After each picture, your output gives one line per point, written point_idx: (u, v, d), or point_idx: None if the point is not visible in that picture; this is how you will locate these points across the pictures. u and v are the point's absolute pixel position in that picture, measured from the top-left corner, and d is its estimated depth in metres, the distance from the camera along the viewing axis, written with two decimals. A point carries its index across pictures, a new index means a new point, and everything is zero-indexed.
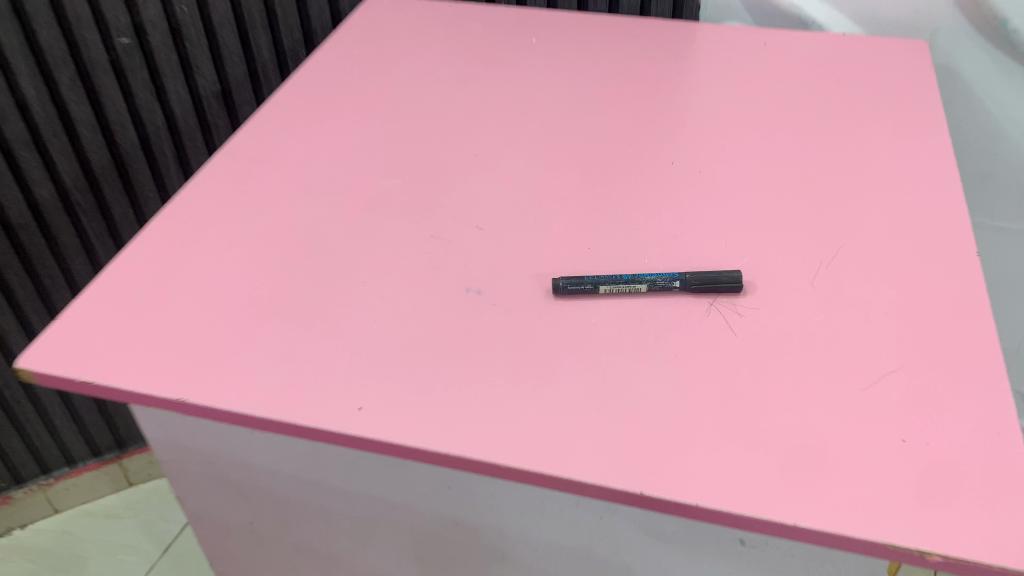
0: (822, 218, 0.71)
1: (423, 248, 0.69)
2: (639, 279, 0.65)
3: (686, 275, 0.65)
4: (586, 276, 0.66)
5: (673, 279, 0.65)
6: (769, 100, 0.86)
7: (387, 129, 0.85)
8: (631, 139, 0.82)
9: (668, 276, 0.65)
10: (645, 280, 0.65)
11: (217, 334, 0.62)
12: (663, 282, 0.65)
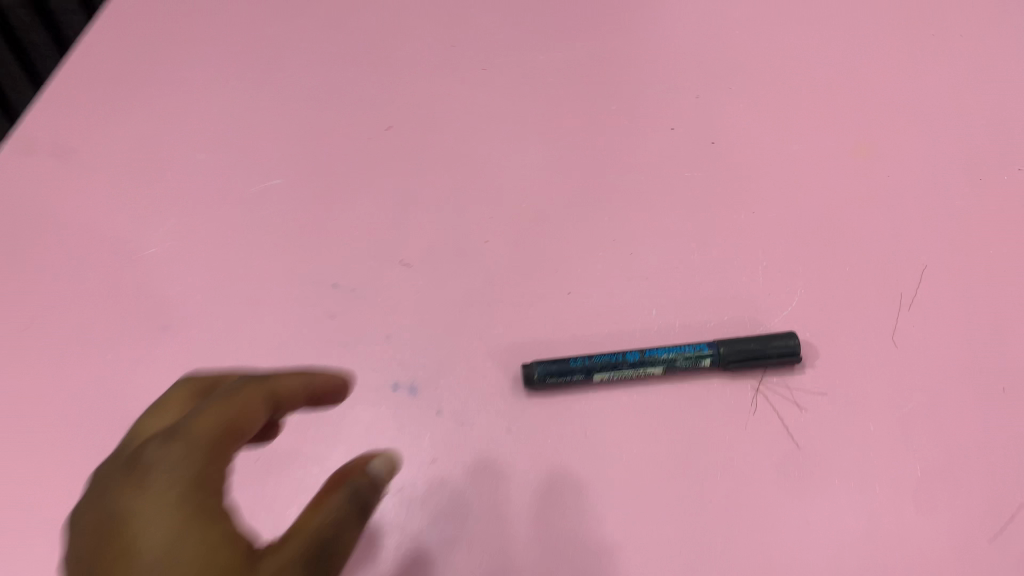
0: (894, 215, 0.49)
1: (322, 314, 0.47)
2: (655, 359, 0.43)
3: (720, 348, 0.43)
4: (574, 356, 0.44)
5: (706, 358, 0.43)
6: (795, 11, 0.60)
7: (252, 80, 0.57)
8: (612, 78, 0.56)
9: (695, 351, 0.43)
10: (664, 360, 0.43)
11: (9, 502, 0.41)
12: (690, 362, 0.43)
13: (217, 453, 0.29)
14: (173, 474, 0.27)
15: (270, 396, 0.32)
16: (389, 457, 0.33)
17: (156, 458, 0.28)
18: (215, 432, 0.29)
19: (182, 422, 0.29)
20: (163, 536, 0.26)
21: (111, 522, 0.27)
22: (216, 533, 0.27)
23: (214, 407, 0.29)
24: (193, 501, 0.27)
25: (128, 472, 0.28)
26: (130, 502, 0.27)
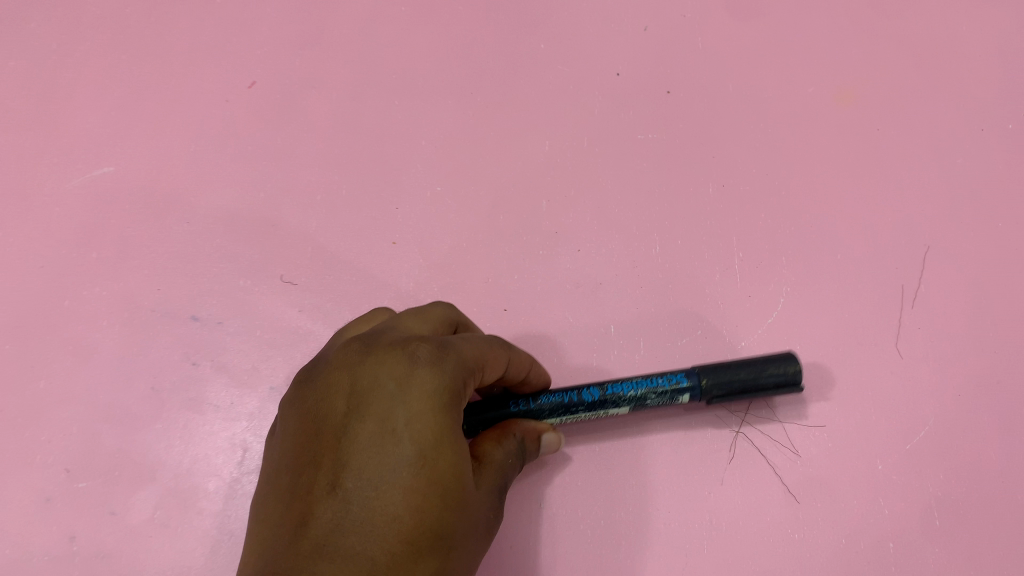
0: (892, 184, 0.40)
1: (180, 358, 0.36)
2: (617, 398, 0.33)
3: (700, 381, 0.33)
4: (513, 400, 0.33)
5: (683, 393, 0.34)
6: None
7: (65, 26, 0.43)
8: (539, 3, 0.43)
9: (669, 388, 0.33)
10: (630, 399, 0.34)
11: None
12: (663, 398, 0.34)
13: (459, 393, 0.26)
14: (426, 405, 0.25)
15: (499, 362, 0.30)
16: (554, 435, 0.32)
17: (421, 382, 0.26)
18: (459, 375, 0.27)
19: (431, 350, 0.27)
20: (403, 479, 0.24)
21: (361, 389, 0.26)
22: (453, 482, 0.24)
23: (463, 356, 0.28)
24: (435, 445, 0.24)
25: (376, 391, 0.25)
26: (378, 421, 0.25)
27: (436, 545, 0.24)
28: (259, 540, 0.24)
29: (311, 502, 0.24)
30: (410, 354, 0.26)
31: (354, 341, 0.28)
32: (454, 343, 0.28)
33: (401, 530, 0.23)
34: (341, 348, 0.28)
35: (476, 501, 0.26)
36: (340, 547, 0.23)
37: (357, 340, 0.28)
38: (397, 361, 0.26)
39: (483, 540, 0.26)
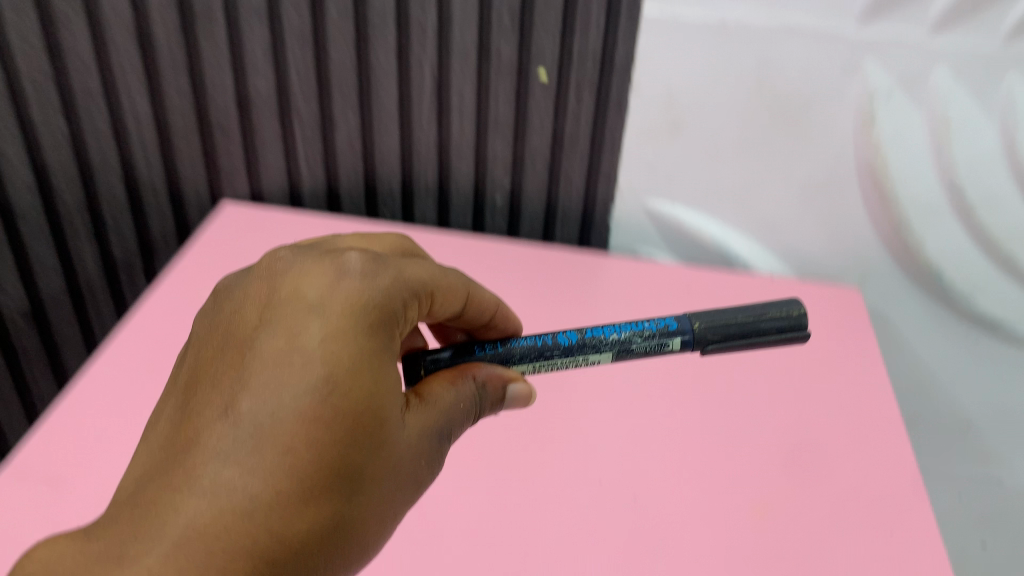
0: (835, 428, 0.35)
1: None
2: (596, 339, 0.29)
3: (694, 326, 0.30)
4: (479, 344, 0.30)
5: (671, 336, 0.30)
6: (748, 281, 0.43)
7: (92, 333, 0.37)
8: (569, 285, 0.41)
9: (652, 335, 0.30)
10: (610, 341, 0.30)
11: None
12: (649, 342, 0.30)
13: (392, 314, 0.24)
14: (338, 324, 0.22)
15: (455, 292, 0.28)
16: (526, 389, 0.28)
17: (337, 297, 0.23)
18: (385, 292, 0.24)
19: (356, 265, 0.24)
20: (302, 398, 0.21)
21: (274, 304, 0.23)
22: (358, 411, 0.21)
23: (399, 272, 0.25)
24: (353, 368, 0.22)
25: (287, 304, 0.23)
26: (287, 338, 0.22)
27: (333, 475, 0.21)
28: (139, 473, 0.21)
29: (199, 428, 0.21)
30: (333, 268, 0.24)
31: (281, 251, 0.25)
32: (385, 259, 0.25)
33: (290, 458, 0.20)
34: (270, 254, 0.25)
35: (392, 435, 0.22)
36: (217, 477, 0.20)
37: (286, 249, 0.25)
38: (319, 273, 0.24)
39: (400, 479, 0.23)
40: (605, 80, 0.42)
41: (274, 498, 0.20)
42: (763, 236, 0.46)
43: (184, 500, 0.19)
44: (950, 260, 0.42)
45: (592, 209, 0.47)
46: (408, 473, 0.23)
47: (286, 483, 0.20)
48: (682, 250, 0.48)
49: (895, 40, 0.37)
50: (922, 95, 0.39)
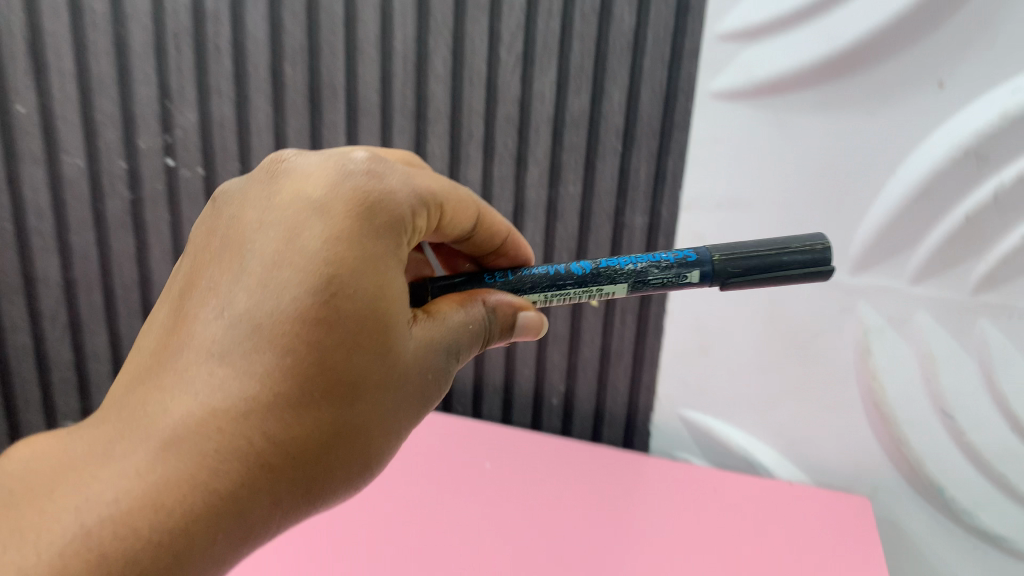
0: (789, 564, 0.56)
1: None
2: (609, 270, 0.47)
3: (712, 262, 0.47)
4: (487, 273, 0.49)
5: (690, 265, 0.47)
6: (742, 490, 0.65)
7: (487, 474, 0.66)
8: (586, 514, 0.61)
9: (675, 274, 0.47)
10: (624, 272, 0.47)
11: None
12: (668, 270, 0.47)
13: (358, 215, 0.38)
14: (332, 214, 0.37)
15: (412, 198, 0.41)
16: (538, 322, 0.45)
17: (328, 188, 0.38)
18: (372, 188, 0.39)
19: (352, 168, 0.39)
20: (296, 295, 0.35)
21: (263, 223, 0.37)
22: (356, 306, 0.36)
23: (380, 179, 0.40)
24: (332, 261, 0.36)
25: (294, 210, 0.37)
26: (283, 230, 0.37)
27: (310, 399, 0.35)
28: (157, 340, 0.37)
29: (202, 321, 0.36)
30: (336, 168, 0.39)
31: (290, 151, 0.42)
32: (377, 168, 0.40)
33: (288, 354, 0.34)
34: (276, 154, 0.42)
35: (403, 341, 0.38)
36: (202, 402, 0.33)
37: (289, 151, 0.42)
38: (316, 168, 0.39)
39: (407, 389, 0.38)
40: (645, 310, 0.71)
41: (254, 411, 0.34)
42: (785, 449, 0.69)
43: (187, 401, 0.33)
44: (949, 478, 0.61)
45: (636, 418, 0.75)
46: (416, 377, 0.39)
47: (284, 356, 0.34)
48: (709, 452, 0.73)
49: (883, 285, 0.61)
50: (906, 331, 0.61)
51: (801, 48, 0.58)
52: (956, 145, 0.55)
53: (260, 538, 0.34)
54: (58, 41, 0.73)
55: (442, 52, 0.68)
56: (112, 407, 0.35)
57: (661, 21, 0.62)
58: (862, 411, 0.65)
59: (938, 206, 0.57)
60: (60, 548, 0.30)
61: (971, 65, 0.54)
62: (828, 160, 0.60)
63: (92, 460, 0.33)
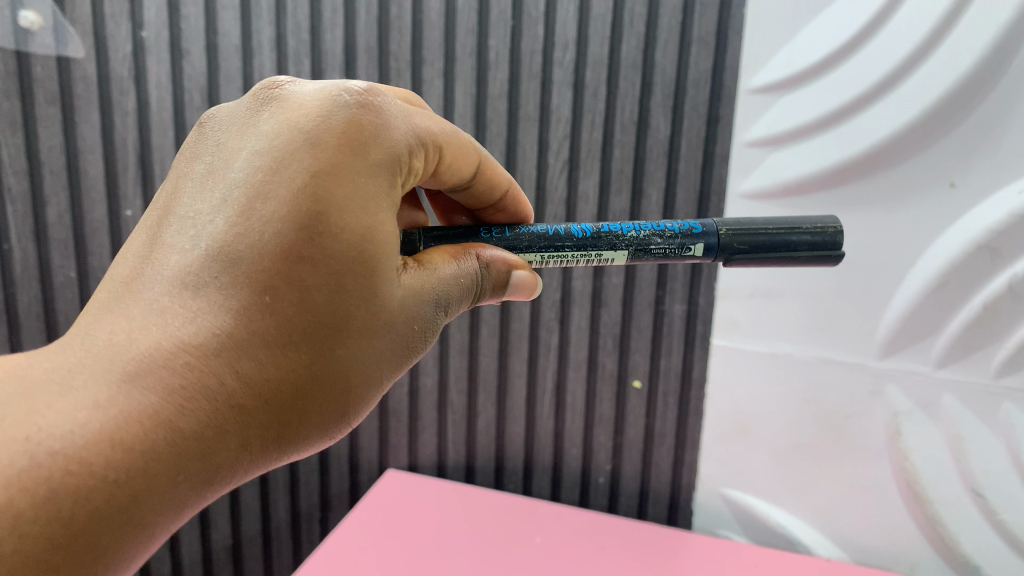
0: None
1: None
2: (611, 235, 0.47)
3: (719, 235, 0.47)
4: (484, 226, 0.48)
5: (696, 237, 0.47)
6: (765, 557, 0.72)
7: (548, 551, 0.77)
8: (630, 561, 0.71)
9: (681, 245, 0.47)
10: (626, 238, 0.47)
11: None
12: (672, 241, 0.47)
13: (347, 151, 0.37)
14: (320, 147, 0.36)
15: (406, 136, 0.40)
16: (530, 279, 0.45)
17: (321, 120, 0.37)
18: (367, 123, 0.38)
19: (348, 99, 0.38)
20: (278, 231, 0.35)
21: (251, 153, 0.37)
22: (340, 248, 0.35)
23: (377, 115, 0.39)
24: (316, 196, 0.35)
25: (283, 139, 0.37)
26: (268, 160, 0.36)
27: (286, 338, 0.35)
28: (137, 260, 0.37)
29: (181, 249, 0.36)
30: (331, 99, 0.38)
31: (285, 79, 0.41)
32: (375, 101, 0.39)
33: (267, 292, 0.34)
34: (269, 82, 0.41)
35: (389, 288, 0.38)
36: (174, 330, 0.34)
37: (284, 80, 0.41)
38: (311, 98, 0.38)
39: (391, 337, 0.39)
40: (686, 394, 0.82)
41: (227, 344, 0.34)
42: (826, 532, 0.78)
43: (158, 329, 0.34)
44: (978, 554, 0.69)
45: (679, 498, 0.85)
46: (400, 325, 0.39)
47: (261, 295, 0.34)
48: (752, 532, 0.82)
49: (908, 370, 0.71)
50: (933, 414, 0.70)
51: (815, 161, 0.71)
52: (971, 242, 0.66)
53: (226, 481, 0.34)
54: (126, 141, 0.82)
55: (498, 157, 0.80)
56: (77, 333, 0.35)
57: (694, 130, 0.76)
58: (894, 490, 0.74)
59: (954, 299, 0.68)
60: (8, 479, 0.28)
61: (979, 170, 0.65)
62: (858, 263, 0.72)
63: (50, 382, 0.32)
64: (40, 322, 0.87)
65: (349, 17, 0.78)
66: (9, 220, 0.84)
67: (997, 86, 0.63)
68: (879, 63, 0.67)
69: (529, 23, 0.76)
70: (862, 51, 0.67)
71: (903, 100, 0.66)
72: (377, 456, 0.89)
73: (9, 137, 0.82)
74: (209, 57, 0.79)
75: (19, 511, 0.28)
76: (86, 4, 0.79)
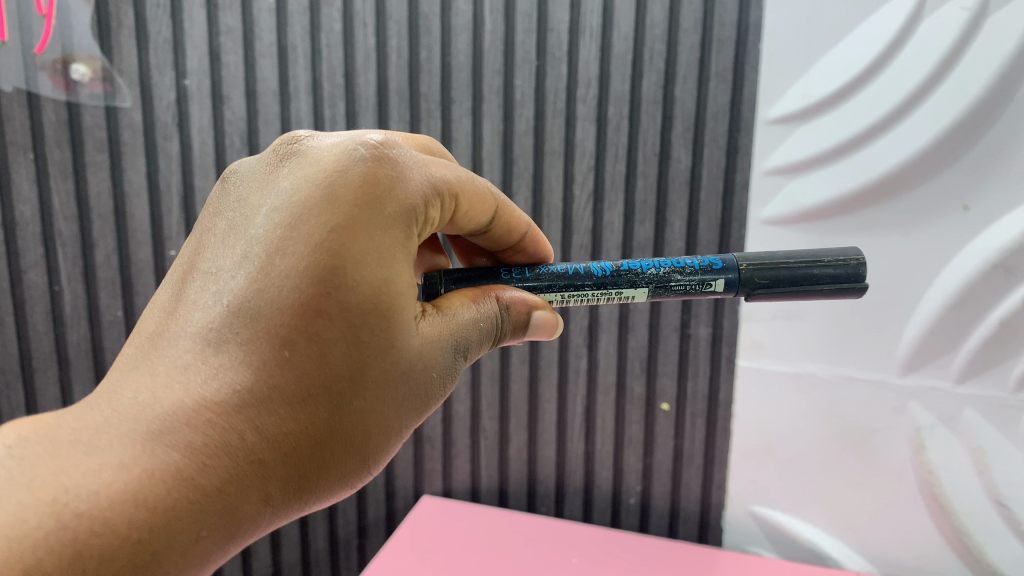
0: None
1: None
2: (631, 273, 0.48)
3: (739, 270, 0.48)
4: (504, 269, 0.49)
5: (716, 274, 0.48)
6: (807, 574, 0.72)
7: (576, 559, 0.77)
8: None
9: (700, 282, 0.48)
10: (646, 276, 0.48)
11: None
12: (692, 277, 0.48)
13: (362, 203, 0.38)
14: (335, 201, 0.37)
15: (421, 186, 0.41)
16: (553, 319, 0.46)
17: (336, 174, 0.38)
18: (383, 175, 0.39)
19: (363, 152, 0.39)
20: (295, 287, 0.36)
21: (270, 210, 0.38)
22: (356, 301, 0.36)
23: (392, 166, 0.40)
24: (331, 251, 0.36)
25: (301, 194, 0.38)
26: (285, 216, 0.37)
27: (302, 391, 0.35)
28: (166, 315, 0.39)
29: (204, 305, 0.37)
30: (346, 153, 0.39)
31: (305, 132, 0.43)
32: (389, 152, 0.40)
33: (286, 347, 0.35)
34: (289, 135, 0.43)
35: (406, 336, 0.39)
36: (197, 385, 0.35)
37: (303, 134, 0.43)
38: (327, 153, 0.40)
39: (410, 386, 0.39)
40: (713, 414, 0.82)
41: (247, 399, 0.35)
42: (853, 546, 0.77)
43: (183, 385, 0.35)
44: (1008, 565, 0.70)
45: (709, 515, 0.84)
46: (419, 372, 0.40)
47: (279, 349, 0.35)
48: (781, 547, 0.81)
49: (929, 386, 0.72)
50: (955, 427, 0.71)
51: (833, 187, 0.72)
52: (985, 260, 0.67)
53: (249, 533, 0.35)
54: (170, 183, 0.84)
55: (525, 191, 0.80)
56: (105, 389, 0.36)
57: (715, 160, 0.76)
58: (919, 503, 0.74)
59: (972, 314, 0.69)
60: (35, 542, 0.30)
61: (988, 191, 0.67)
62: (877, 281, 0.73)
63: (77, 443, 0.33)
64: (89, 360, 0.89)
65: (382, 60, 0.79)
66: (60, 263, 0.87)
67: (1007, 110, 0.65)
68: (893, 91, 0.68)
69: (553, 62, 0.77)
70: (877, 79, 0.69)
71: (917, 127, 0.68)
72: (412, 483, 0.89)
73: (60, 185, 0.85)
74: (249, 102, 0.81)
75: (45, 572, 0.30)
76: (132, 55, 0.81)
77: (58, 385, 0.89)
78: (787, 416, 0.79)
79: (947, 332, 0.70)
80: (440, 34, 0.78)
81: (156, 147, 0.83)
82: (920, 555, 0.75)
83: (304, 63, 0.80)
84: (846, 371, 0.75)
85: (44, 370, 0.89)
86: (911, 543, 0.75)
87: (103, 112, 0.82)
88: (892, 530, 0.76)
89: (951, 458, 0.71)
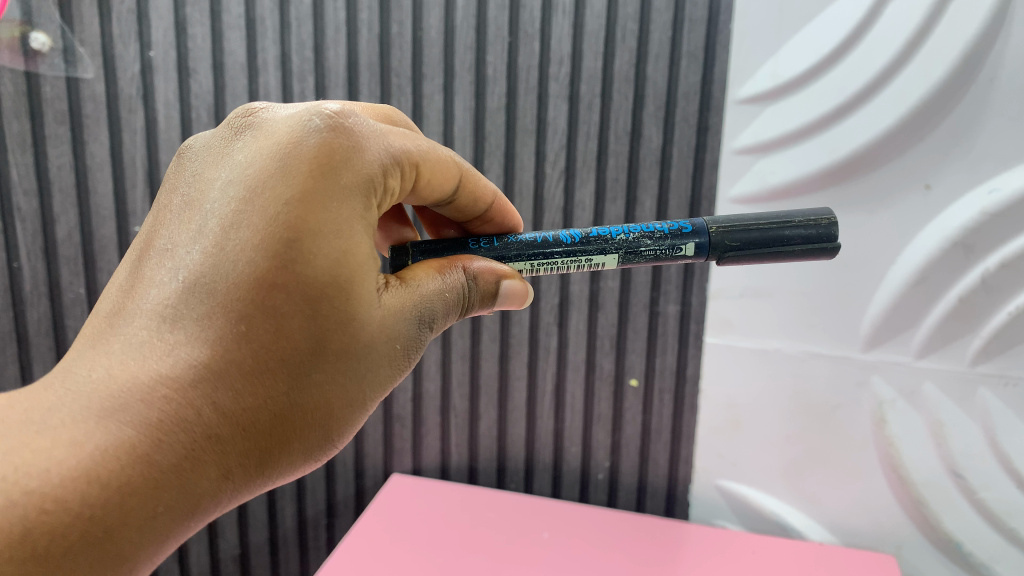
0: None
1: None
2: (600, 240, 0.48)
3: (710, 235, 0.47)
4: (472, 239, 0.49)
5: (686, 237, 0.47)
6: (774, 548, 0.72)
7: None
8: (631, 555, 0.71)
9: (671, 245, 0.48)
10: (616, 241, 0.48)
11: None
12: (662, 242, 0.48)
13: (319, 176, 0.37)
14: (291, 174, 0.36)
15: (381, 158, 0.40)
16: (519, 287, 0.45)
17: (291, 147, 0.37)
18: (339, 146, 0.38)
19: (319, 123, 0.38)
20: (250, 260, 0.35)
21: (228, 187, 0.37)
22: (313, 274, 0.35)
23: (349, 137, 0.38)
24: (286, 226, 0.35)
25: (256, 168, 0.37)
26: (241, 194, 0.36)
27: (258, 368, 0.35)
28: (120, 295, 0.37)
29: (160, 284, 0.36)
30: (302, 124, 0.38)
31: (261, 105, 0.42)
32: (346, 123, 0.39)
33: (243, 322, 0.35)
34: (245, 108, 0.42)
35: (367, 308, 0.38)
36: (152, 365, 0.34)
37: (259, 106, 0.41)
38: (282, 125, 0.38)
39: (372, 359, 0.38)
40: (681, 390, 0.82)
41: (204, 377, 0.34)
42: (817, 518, 0.78)
43: (138, 364, 0.34)
44: (966, 534, 0.71)
45: (676, 489, 0.84)
46: (381, 344, 0.39)
47: (237, 324, 0.34)
48: (746, 520, 0.82)
49: (891, 359, 0.73)
50: (915, 400, 0.72)
51: (800, 165, 0.72)
52: (945, 238, 0.68)
53: (209, 509, 0.34)
54: (133, 158, 0.82)
55: (496, 169, 0.79)
56: (60, 370, 0.35)
57: (684, 140, 0.76)
58: (881, 474, 0.75)
59: (933, 291, 0.69)
60: None
61: (951, 170, 0.67)
62: (842, 260, 0.73)
63: (28, 423, 0.32)
64: (49, 339, 0.87)
65: (352, 34, 0.77)
66: (19, 239, 0.84)
67: (971, 89, 0.65)
68: (862, 70, 0.68)
69: (525, 39, 0.76)
70: (845, 60, 0.69)
71: (882, 107, 0.68)
72: (382, 462, 0.89)
73: (19, 158, 0.82)
74: (216, 75, 0.79)
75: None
76: (94, 25, 0.78)
77: (17, 365, 0.87)
78: (751, 389, 0.79)
79: (912, 310, 0.71)
80: (411, 9, 0.76)
81: (117, 119, 0.81)
82: (883, 524, 0.76)
83: (272, 36, 0.78)
84: (812, 349, 0.76)
85: (3, 350, 0.87)
86: (875, 512, 0.76)
87: (62, 83, 0.80)
88: (856, 498, 0.76)
89: (914, 431, 0.72)
